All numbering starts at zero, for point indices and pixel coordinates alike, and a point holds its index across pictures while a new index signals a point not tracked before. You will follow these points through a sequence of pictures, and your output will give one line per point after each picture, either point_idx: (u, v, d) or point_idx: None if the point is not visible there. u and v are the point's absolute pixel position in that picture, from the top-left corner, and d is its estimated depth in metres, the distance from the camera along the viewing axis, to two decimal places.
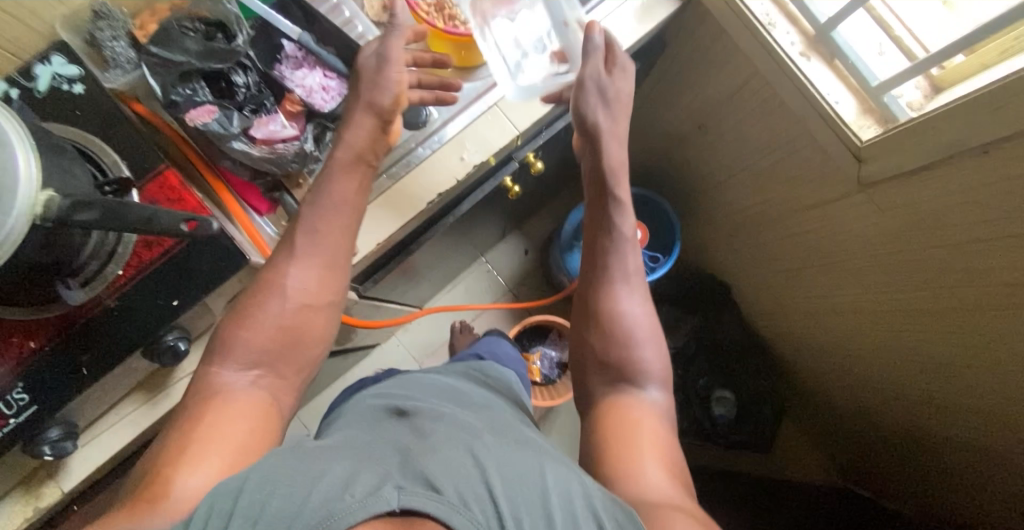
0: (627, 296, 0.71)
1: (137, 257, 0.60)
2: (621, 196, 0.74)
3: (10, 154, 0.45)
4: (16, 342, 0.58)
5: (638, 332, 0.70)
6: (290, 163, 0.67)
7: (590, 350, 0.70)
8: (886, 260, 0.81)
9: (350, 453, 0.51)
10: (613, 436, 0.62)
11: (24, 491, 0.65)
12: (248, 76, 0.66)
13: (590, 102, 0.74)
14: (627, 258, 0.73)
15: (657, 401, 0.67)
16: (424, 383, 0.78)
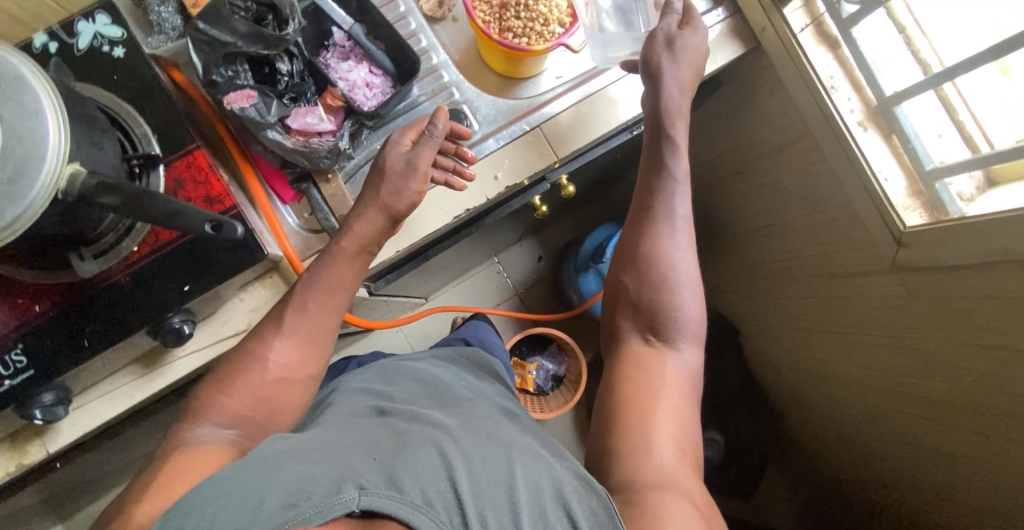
0: (673, 244, 0.66)
1: (155, 236, 0.59)
2: (676, 138, 0.69)
3: (41, 122, 0.44)
4: (22, 303, 0.57)
5: (679, 277, 0.65)
6: (322, 160, 0.65)
7: (623, 289, 0.67)
8: (901, 346, 0.79)
9: (321, 446, 0.50)
10: (630, 390, 0.60)
11: (8, 446, 0.64)
12: (292, 64, 0.65)
13: (656, 51, 0.69)
14: (677, 201, 0.68)
15: (684, 361, 0.63)
16: (411, 371, 0.77)
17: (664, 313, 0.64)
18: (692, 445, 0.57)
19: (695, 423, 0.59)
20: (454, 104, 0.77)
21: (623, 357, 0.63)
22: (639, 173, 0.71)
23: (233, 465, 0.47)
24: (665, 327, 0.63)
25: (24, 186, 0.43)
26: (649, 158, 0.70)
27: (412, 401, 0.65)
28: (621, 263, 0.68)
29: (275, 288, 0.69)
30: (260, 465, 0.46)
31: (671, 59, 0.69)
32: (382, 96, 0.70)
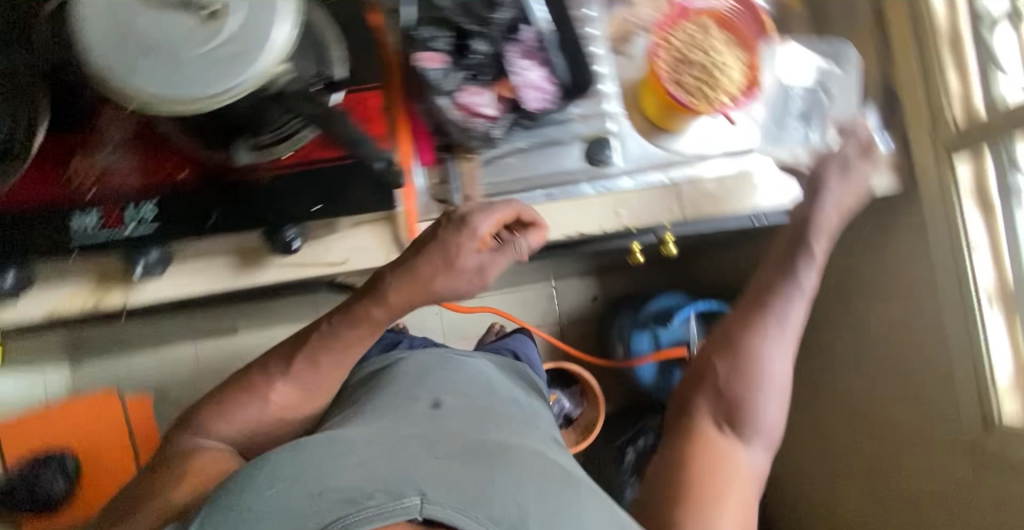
0: (777, 347, 0.67)
1: (308, 151, 0.61)
2: (813, 253, 0.70)
3: (274, 19, 0.48)
4: (171, 166, 0.60)
5: (772, 380, 0.65)
6: (471, 137, 0.69)
7: (712, 372, 0.67)
8: (951, 520, 0.78)
9: (383, 445, 0.56)
10: (698, 473, 0.61)
11: (93, 285, 0.67)
12: (485, 47, 0.67)
13: (828, 172, 0.73)
14: (794, 309, 0.68)
15: (755, 458, 0.64)
16: (480, 371, 0.81)
17: (749, 410, 0.64)
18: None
19: (750, 515, 0.61)
20: (606, 133, 0.76)
21: (698, 435, 0.64)
22: (762, 269, 0.72)
23: (280, 451, 0.54)
24: (744, 421, 0.64)
25: (239, 69, 0.48)
26: (776, 262, 0.71)
27: (467, 402, 0.70)
28: (717, 348, 0.68)
29: (381, 236, 0.71)
30: (319, 454, 0.53)
31: (835, 180, 0.73)
32: (543, 105, 0.70)
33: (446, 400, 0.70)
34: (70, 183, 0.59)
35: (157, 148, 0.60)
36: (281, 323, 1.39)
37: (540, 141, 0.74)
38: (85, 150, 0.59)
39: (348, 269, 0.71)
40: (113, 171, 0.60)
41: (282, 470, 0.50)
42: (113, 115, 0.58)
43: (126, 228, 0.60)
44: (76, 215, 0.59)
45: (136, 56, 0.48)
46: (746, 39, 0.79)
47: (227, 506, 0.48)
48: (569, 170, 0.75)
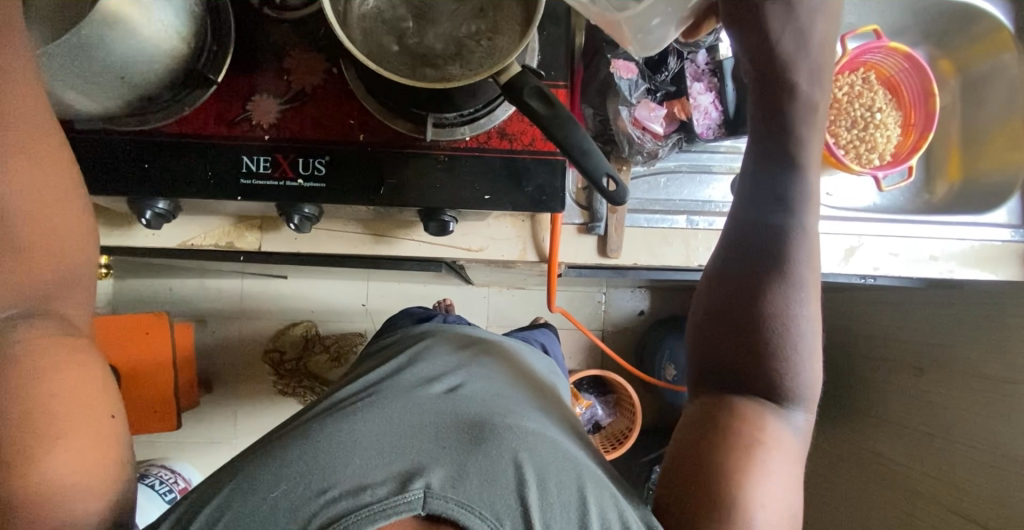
0: (797, 293, 0.45)
1: (488, 137, 0.60)
2: (809, 141, 0.44)
3: None
4: (349, 126, 0.59)
5: (795, 336, 0.45)
6: (637, 154, 0.67)
7: (708, 353, 0.47)
8: None
9: (388, 433, 0.55)
10: (726, 480, 0.43)
11: (231, 224, 0.67)
12: (674, 66, 0.67)
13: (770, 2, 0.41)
14: (811, 233, 0.45)
15: (799, 417, 0.46)
16: (497, 353, 0.78)
17: (775, 375, 0.45)
18: (798, 508, 0.45)
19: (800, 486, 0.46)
20: None
21: (710, 432, 0.45)
22: (746, 198, 0.46)
23: (294, 446, 0.54)
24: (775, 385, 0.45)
25: None
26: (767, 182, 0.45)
27: (481, 381, 0.67)
28: (709, 322, 0.47)
29: (522, 232, 0.70)
30: (330, 448, 0.53)
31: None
32: (707, 132, 0.68)
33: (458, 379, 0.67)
34: (245, 122, 0.58)
35: (339, 103, 0.59)
36: (340, 276, 1.40)
37: (689, 166, 0.74)
38: (266, 91, 0.58)
39: (482, 257, 0.70)
40: (289, 119, 0.58)
41: (291, 469, 0.50)
42: (303, 59, 0.59)
43: (293, 180, 0.58)
44: (245, 156, 0.58)
45: None
46: (901, 101, 0.80)
47: (232, 502, 0.49)
48: (713, 201, 0.74)
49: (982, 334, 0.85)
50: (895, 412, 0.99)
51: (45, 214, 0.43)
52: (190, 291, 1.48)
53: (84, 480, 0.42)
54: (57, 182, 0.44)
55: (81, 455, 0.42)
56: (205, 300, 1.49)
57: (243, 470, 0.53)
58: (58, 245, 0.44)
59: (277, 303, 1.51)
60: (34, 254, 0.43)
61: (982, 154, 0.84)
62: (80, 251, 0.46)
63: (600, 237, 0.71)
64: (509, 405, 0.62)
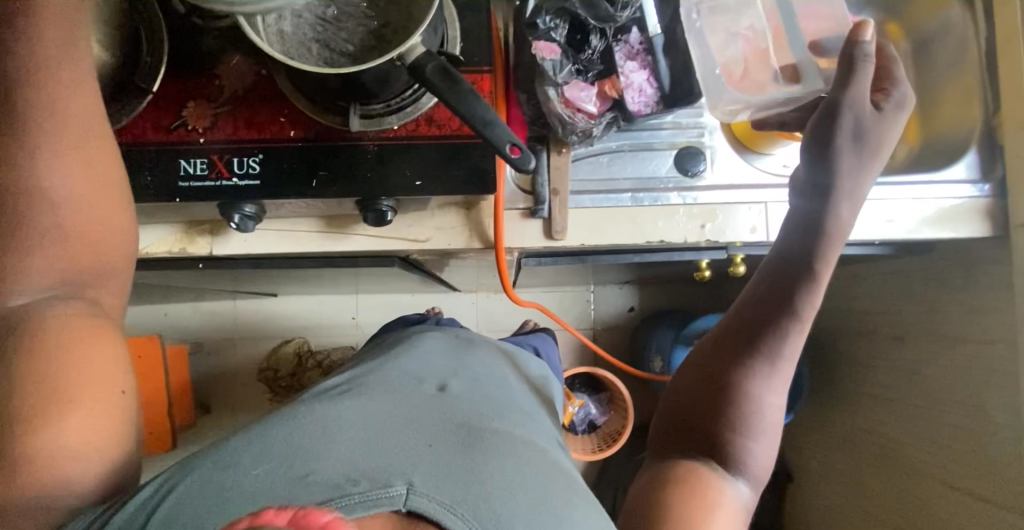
0: (768, 381, 0.53)
1: (416, 125, 0.61)
2: (831, 256, 0.54)
3: None
4: (280, 124, 0.61)
5: (762, 423, 0.53)
6: (572, 134, 0.69)
7: (692, 416, 0.54)
8: None
9: (377, 426, 0.52)
10: (681, 529, 0.49)
11: (183, 231, 0.70)
12: (600, 43, 0.67)
13: (827, 131, 0.54)
14: (796, 333, 0.54)
15: (745, 492, 0.53)
16: (489, 356, 0.75)
17: (734, 450, 0.52)
18: None
19: None
20: (699, 145, 0.76)
21: (666, 485, 0.52)
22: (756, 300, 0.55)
23: (275, 432, 0.51)
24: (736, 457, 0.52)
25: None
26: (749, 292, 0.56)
27: (474, 384, 0.64)
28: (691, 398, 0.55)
29: (466, 220, 0.71)
30: (314, 437, 0.50)
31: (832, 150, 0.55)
32: (643, 110, 0.69)
33: (453, 384, 0.63)
34: (180, 128, 0.60)
35: (269, 103, 0.61)
36: (326, 290, 1.42)
37: (631, 145, 0.74)
38: (200, 97, 0.61)
39: (428, 247, 0.71)
40: (222, 122, 0.61)
41: (271, 455, 0.47)
42: (234, 64, 0.61)
43: (228, 180, 0.60)
44: (182, 159, 0.60)
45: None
46: None
47: (205, 483, 0.46)
48: (658, 176, 0.74)
49: (960, 296, 0.83)
50: (883, 386, 0.96)
51: (94, 209, 0.48)
52: (185, 315, 1.51)
53: (93, 450, 0.45)
54: (110, 183, 0.50)
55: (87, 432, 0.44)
56: (201, 323, 1.52)
57: (217, 451, 0.50)
58: (97, 237, 0.49)
59: (268, 323, 1.53)
60: (81, 241, 0.48)
61: (938, 116, 0.84)
62: (125, 240, 0.51)
63: (545, 220, 0.72)
64: (500, 412, 0.59)
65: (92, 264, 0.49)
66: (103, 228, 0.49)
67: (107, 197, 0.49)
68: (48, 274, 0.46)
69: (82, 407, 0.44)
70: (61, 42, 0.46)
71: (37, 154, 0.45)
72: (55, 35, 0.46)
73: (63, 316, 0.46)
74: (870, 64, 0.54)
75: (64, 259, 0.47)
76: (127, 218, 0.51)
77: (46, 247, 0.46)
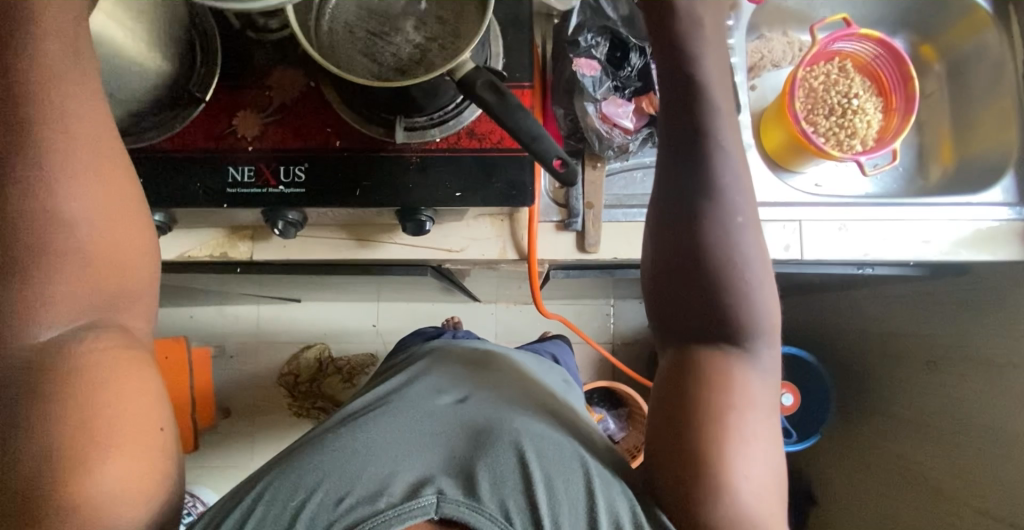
0: (730, 219, 0.45)
1: (457, 138, 0.63)
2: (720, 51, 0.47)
3: None
4: (326, 134, 0.63)
5: (740, 267, 0.45)
6: (607, 149, 0.70)
7: (665, 311, 0.47)
8: None
9: (399, 439, 0.52)
10: (695, 430, 0.44)
11: (226, 236, 0.71)
12: (639, 61, 0.69)
13: None
14: (734, 151, 0.46)
15: (759, 347, 0.47)
16: (504, 361, 0.75)
17: (731, 313, 0.45)
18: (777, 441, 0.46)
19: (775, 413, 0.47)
20: None
21: (670, 403, 0.46)
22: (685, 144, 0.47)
23: (305, 455, 0.51)
24: (736, 336, 0.46)
25: None
26: (690, 147, 0.47)
27: (491, 387, 0.65)
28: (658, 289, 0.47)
29: (500, 231, 0.72)
30: (339, 454, 0.50)
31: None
32: None
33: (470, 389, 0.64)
34: (230, 137, 0.63)
35: (315, 114, 0.63)
36: (349, 297, 1.44)
37: None
38: (250, 107, 0.63)
39: (462, 257, 0.72)
40: (270, 131, 0.63)
41: (301, 476, 0.48)
42: (283, 76, 0.63)
43: (275, 187, 0.62)
44: (231, 166, 0.62)
45: None
46: (880, 86, 0.80)
47: (256, 507, 0.46)
48: None
49: (995, 319, 0.82)
50: (913, 410, 0.94)
51: (113, 226, 0.44)
52: (210, 318, 1.54)
53: (138, 485, 0.41)
54: (127, 198, 0.45)
55: (130, 468, 0.41)
56: (225, 326, 1.55)
57: (252, 486, 0.50)
58: (121, 257, 0.44)
59: (291, 327, 1.55)
60: (106, 264, 0.43)
61: (974, 137, 0.83)
62: (149, 259, 0.47)
63: (578, 232, 0.72)
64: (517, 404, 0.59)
65: (117, 286, 0.44)
66: (128, 248, 0.44)
67: (126, 214, 0.45)
68: (71, 303, 0.42)
69: (120, 445, 0.41)
70: (64, 56, 0.43)
71: (48, 170, 0.41)
72: (59, 45, 0.43)
73: (99, 349, 0.42)
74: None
75: (88, 285, 0.42)
76: (149, 234, 0.47)
77: (69, 272, 0.41)
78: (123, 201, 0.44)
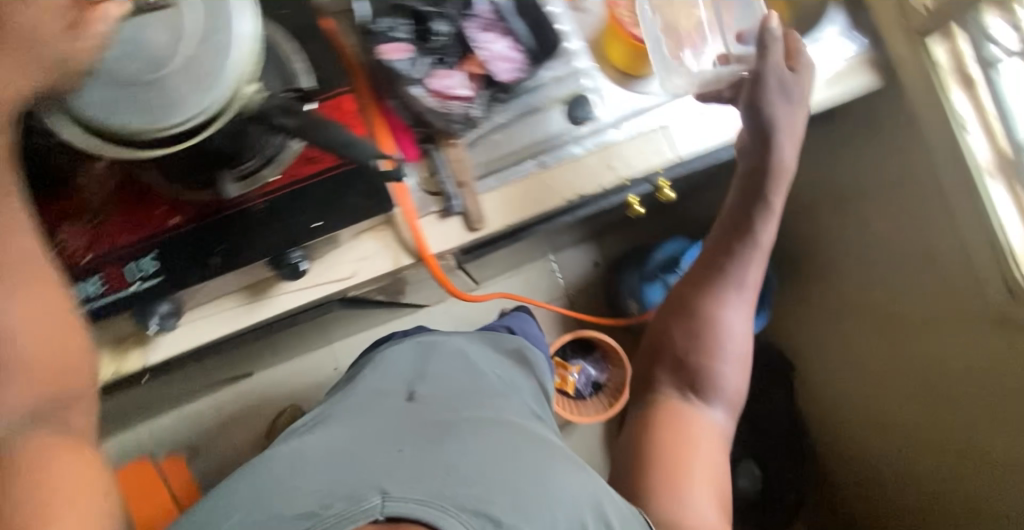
0: (733, 307, 0.74)
1: (294, 168, 0.60)
2: (773, 213, 0.74)
3: (236, 17, 0.49)
4: (161, 214, 0.59)
5: (727, 349, 0.73)
6: (453, 123, 0.68)
7: (669, 344, 0.75)
8: (992, 404, 0.81)
9: (348, 452, 0.54)
10: (677, 454, 0.68)
11: (110, 351, 0.67)
12: (446, 26, 0.67)
13: (768, 95, 0.69)
14: (751, 284, 0.75)
15: (720, 412, 0.72)
16: (452, 350, 0.79)
17: (707, 372, 0.72)
18: (722, 490, 0.68)
19: (723, 459, 0.70)
20: (581, 91, 0.75)
21: (654, 421, 0.71)
22: (715, 249, 0.75)
23: (253, 483, 0.53)
24: (708, 387, 0.72)
25: (206, 86, 0.47)
26: (732, 243, 0.74)
27: (443, 385, 0.70)
28: (656, 331, 0.77)
29: (385, 242, 0.69)
30: (289, 474, 0.52)
31: (784, 115, 0.70)
32: (514, 75, 0.69)
33: (421, 392, 0.68)
34: (61, 255, 0.58)
35: (141, 198, 0.59)
36: (298, 351, 1.40)
37: (518, 113, 0.72)
38: (72, 217, 0.59)
39: (357, 281, 0.69)
40: (102, 233, 0.59)
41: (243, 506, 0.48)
42: (90, 173, 0.59)
43: (130, 287, 0.58)
44: (75, 283, 0.58)
45: (146, 100, 0.47)
46: None
47: None
48: (554, 134, 0.73)
49: (874, 144, 0.86)
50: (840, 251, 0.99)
51: (42, 345, 0.46)
52: (169, 426, 1.46)
53: None
54: (57, 317, 0.48)
55: None
56: (187, 428, 1.48)
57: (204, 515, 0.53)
58: (53, 375, 0.47)
59: (253, 403, 1.49)
60: (39, 381, 0.46)
61: None
62: (83, 375, 0.49)
63: (462, 214, 0.70)
64: (472, 405, 0.65)
65: (48, 400, 0.46)
66: (55, 365, 0.47)
67: (55, 329, 0.47)
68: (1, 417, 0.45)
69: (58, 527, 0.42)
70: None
71: None
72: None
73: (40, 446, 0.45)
74: (779, 42, 0.69)
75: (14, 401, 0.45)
76: (82, 347, 0.49)
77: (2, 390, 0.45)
78: (54, 320, 0.47)
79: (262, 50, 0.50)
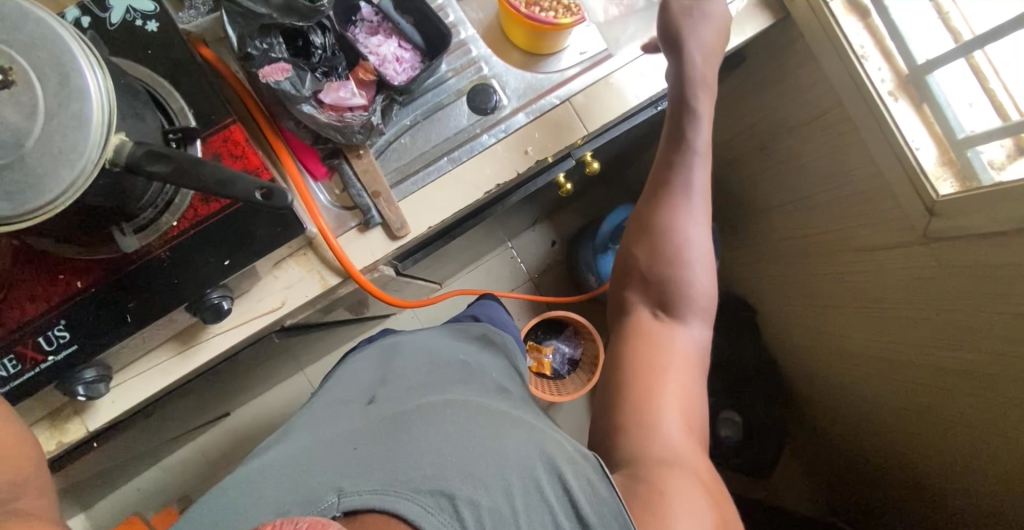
0: (690, 212, 0.65)
1: (193, 210, 0.59)
2: (704, 111, 0.66)
3: (76, 71, 0.45)
4: (63, 280, 0.57)
5: (692, 253, 0.63)
6: (355, 134, 0.65)
7: (634, 263, 0.65)
8: (913, 317, 0.82)
9: (292, 464, 0.47)
10: (645, 369, 0.58)
11: (48, 425, 0.65)
12: (326, 38, 0.65)
13: (674, 19, 0.67)
14: (704, 186, 0.66)
15: (693, 328, 0.62)
16: (413, 347, 0.76)
17: (675, 284, 0.62)
18: (698, 411, 0.57)
19: (700, 380, 0.60)
20: (483, 80, 0.75)
21: (622, 342, 0.62)
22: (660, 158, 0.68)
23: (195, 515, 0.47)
24: (677, 302, 0.62)
25: (68, 155, 0.45)
26: (671, 151, 0.67)
27: (401, 382, 0.64)
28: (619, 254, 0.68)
29: (309, 265, 0.68)
30: (234, 497, 0.46)
31: (692, 31, 0.66)
32: (411, 74, 0.69)
33: (380, 393, 0.63)
34: None
35: (38, 268, 0.57)
36: (271, 382, 1.38)
37: (423, 112, 0.73)
38: None
39: (288, 311, 0.68)
40: (5, 310, 0.57)
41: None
42: None
43: (45, 360, 0.57)
44: None
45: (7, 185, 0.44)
46: None
47: None
48: (463, 127, 0.73)
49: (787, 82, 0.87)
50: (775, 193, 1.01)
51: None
52: (155, 479, 1.45)
53: None
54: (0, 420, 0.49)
55: None
56: (173, 479, 1.46)
57: None
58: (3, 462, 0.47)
59: (236, 442, 1.47)
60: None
61: None
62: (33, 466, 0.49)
63: (383, 223, 0.69)
64: (423, 394, 0.58)
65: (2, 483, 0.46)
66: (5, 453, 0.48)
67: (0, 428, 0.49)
68: None
69: None
70: None
71: None
72: None
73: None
74: None
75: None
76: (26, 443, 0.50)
77: None
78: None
79: (114, 105, 0.47)
